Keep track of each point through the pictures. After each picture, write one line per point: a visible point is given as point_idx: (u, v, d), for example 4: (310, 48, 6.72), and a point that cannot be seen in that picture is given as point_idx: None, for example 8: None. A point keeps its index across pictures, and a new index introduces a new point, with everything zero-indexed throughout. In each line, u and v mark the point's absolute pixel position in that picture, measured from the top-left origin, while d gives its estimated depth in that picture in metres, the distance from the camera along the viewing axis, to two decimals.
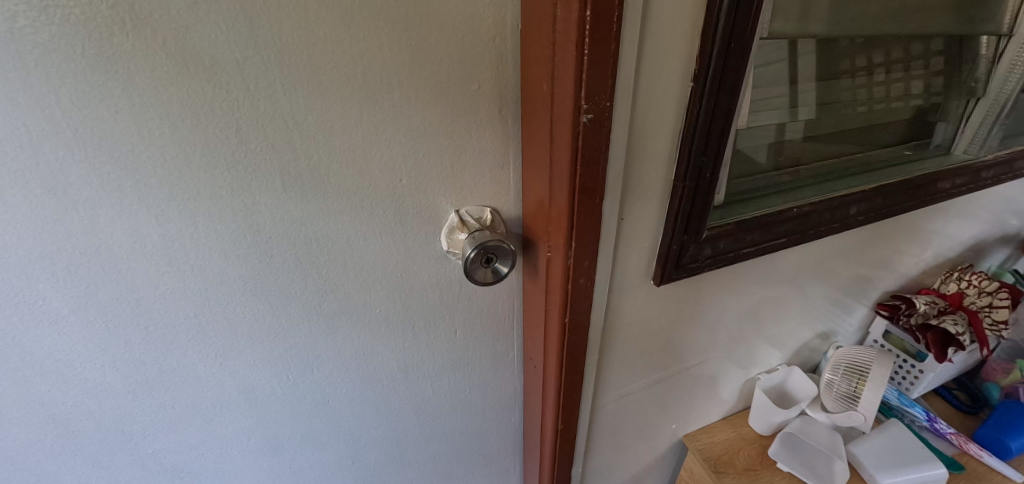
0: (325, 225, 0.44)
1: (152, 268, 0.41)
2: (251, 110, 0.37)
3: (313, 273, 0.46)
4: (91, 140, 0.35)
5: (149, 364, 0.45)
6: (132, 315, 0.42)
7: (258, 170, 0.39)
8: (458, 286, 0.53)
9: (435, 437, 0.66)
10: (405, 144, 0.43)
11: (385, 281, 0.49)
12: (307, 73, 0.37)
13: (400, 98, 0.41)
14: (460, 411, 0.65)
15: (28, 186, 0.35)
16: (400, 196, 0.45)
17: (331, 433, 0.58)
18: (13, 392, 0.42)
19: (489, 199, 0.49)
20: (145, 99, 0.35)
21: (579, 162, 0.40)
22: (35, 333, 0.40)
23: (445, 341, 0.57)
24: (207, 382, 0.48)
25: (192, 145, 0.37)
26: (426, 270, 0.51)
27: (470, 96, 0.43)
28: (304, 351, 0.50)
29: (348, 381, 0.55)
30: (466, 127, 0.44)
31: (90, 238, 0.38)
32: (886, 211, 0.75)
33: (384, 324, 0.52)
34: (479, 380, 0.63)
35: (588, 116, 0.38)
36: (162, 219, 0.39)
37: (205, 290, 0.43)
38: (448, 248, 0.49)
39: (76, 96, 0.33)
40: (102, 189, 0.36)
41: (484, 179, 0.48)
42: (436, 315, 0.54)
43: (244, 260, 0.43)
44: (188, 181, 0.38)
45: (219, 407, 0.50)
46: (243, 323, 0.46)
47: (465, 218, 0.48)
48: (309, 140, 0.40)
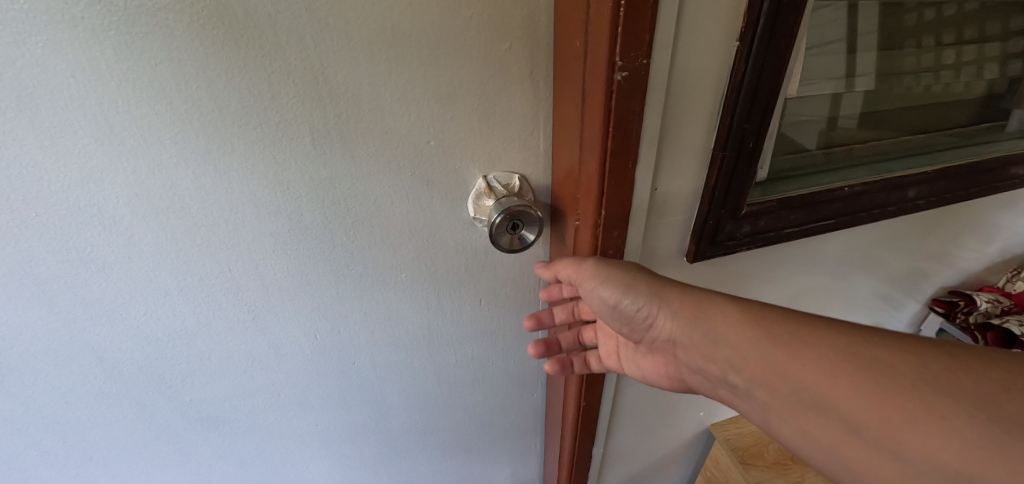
0: (355, 186, 0.44)
1: (189, 221, 0.42)
2: (283, 63, 0.37)
3: (341, 235, 0.46)
4: (134, 92, 0.36)
5: (187, 315, 0.47)
6: (172, 266, 0.44)
7: (290, 126, 0.40)
8: (483, 256, 0.53)
9: (458, 406, 0.66)
10: (434, 107, 0.43)
11: (411, 246, 0.49)
12: (338, 28, 0.37)
13: (432, 57, 0.40)
14: (483, 382, 0.65)
15: (76, 135, 0.36)
16: (428, 159, 0.45)
17: (358, 395, 0.59)
18: (65, 333, 0.45)
19: (517, 165, 0.48)
20: (183, 52, 0.35)
21: (611, 123, 0.38)
22: (85, 278, 0.42)
23: (470, 310, 0.57)
24: (239, 337, 0.50)
25: (227, 99, 0.38)
26: (452, 236, 0.50)
27: (501, 56, 0.42)
28: (332, 312, 0.51)
29: (374, 344, 0.56)
30: (496, 89, 0.43)
31: (132, 188, 0.39)
32: (949, 197, 0.69)
33: (410, 290, 0.53)
34: (502, 352, 0.63)
35: (622, 74, 0.36)
36: (198, 173, 0.40)
37: (239, 245, 0.44)
38: (474, 214, 0.49)
39: (120, 47, 0.34)
40: (143, 141, 0.38)
41: (511, 145, 0.47)
42: (461, 283, 0.54)
43: (275, 218, 0.44)
44: (223, 136, 0.39)
45: (252, 362, 0.52)
46: (274, 280, 0.47)
47: (493, 185, 0.47)
48: (338, 98, 0.40)
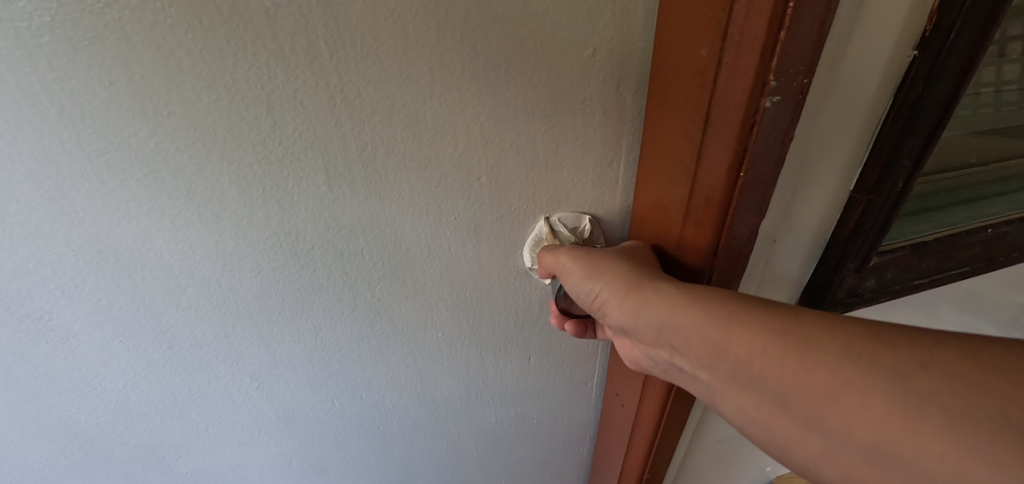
0: (383, 233, 0.34)
1: (171, 281, 0.33)
2: (285, 80, 0.27)
3: (364, 291, 0.37)
4: (83, 123, 0.26)
5: (176, 386, 0.38)
6: (153, 334, 0.35)
7: (297, 162, 0.30)
8: (536, 309, 0.43)
9: (496, 464, 0.57)
10: (489, 135, 0.32)
11: (450, 300, 0.39)
12: (362, 31, 0.26)
13: (488, 67, 0.29)
14: (526, 440, 0.56)
15: (14, 180, 0.27)
16: (476, 199, 0.34)
17: (384, 459, 0.51)
18: (28, 411, 0.36)
19: (587, 202, 0.37)
20: (146, 67, 0.25)
21: (741, 166, 0.28)
22: (46, 350, 0.34)
23: (518, 367, 0.47)
24: (241, 407, 0.41)
25: (210, 129, 0.27)
26: (501, 288, 0.40)
27: (580, 64, 0.31)
28: (353, 376, 0.42)
29: (403, 408, 0.46)
30: (568, 109, 0.32)
31: (94, 244, 0.30)
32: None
33: (447, 349, 0.43)
34: (551, 409, 0.53)
35: (773, 98, 0.25)
36: (179, 223, 0.30)
37: (236, 306, 0.35)
38: (531, 264, 0.39)
39: (57, 61, 0.24)
40: (103, 185, 0.28)
41: (582, 178, 0.36)
42: (509, 339, 0.44)
43: (282, 275, 0.34)
44: (209, 177, 0.29)
45: (257, 431, 0.43)
46: (282, 344, 0.38)
47: (557, 228, 0.37)
48: (363, 124, 0.29)
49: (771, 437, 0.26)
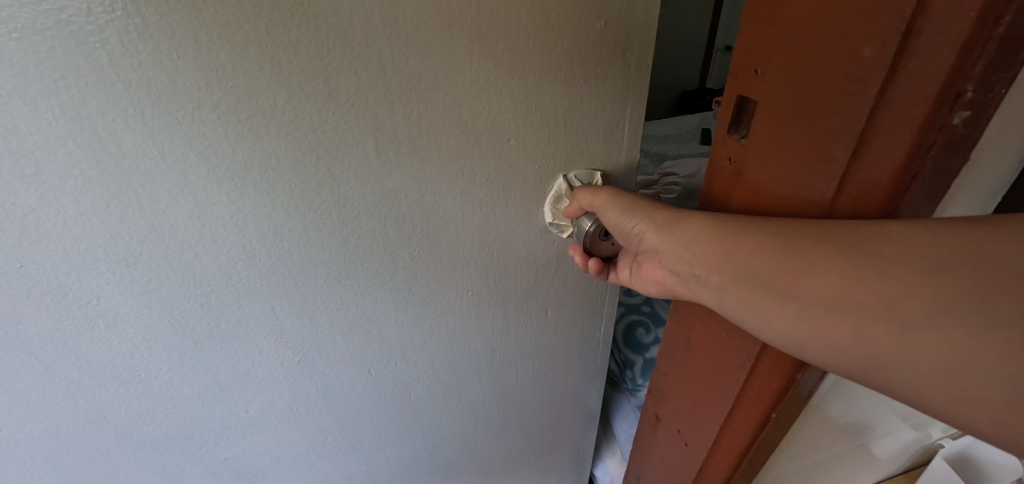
0: (423, 197, 0.37)
1: (223, 256, 0.34)
2: (343, 51, 0.29)
3: (403, 255, 0.39)
4: (148, 97, 0.27)
5: (220, 367, 0.39)
6: (201, 312, 0.35)
7: (350, 130, 0.32)
8: (554, 263, 0.47)
9: (514, 424, 0.61)
10: (518, 100, 0.35)
11: (479, 261, 0.43)
12: (413, 4, 0.29)
13: (520, 37, 0.33)
14: (541, 397, 0.60)
15: (72, 158, 0.27)
16: (505, 161, 0.38)
17: (412, 427, 0.53)
18: (67, 405, 0.36)
19: (599, 160, 0.42)
20: (214, 40, 0.26)
21: (915, 169, 0.29)
22: (91, 337, 0.33)
23: (535, 323, 0.51)
24: (283, 384, 0.42)
25: (270, 101, 0.29)
26: (524, 245, 0.44)
27: (595, 34, 0.35)
28: (389, 343, 0.44)
29: (432, 373, 0.49)
30: (584, 75, 0.37)
31: (149, 222, 0.31)
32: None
33: (475, 310, 0.46)
34: (564, 364, 0.57)
35: (964, 111, 0.27)
36: (235, 195, 0.32)
37: (284, 278, 0.36)
38: (551, 219, 0.43)
39: (127, 35, 0.25)
40: (163, 159, 0.29)
41: (595, 139, 0.40)
42: (528, 296, 0.48)
43: (329, 243, 0.36)
44: (266, 146, 0.31)
45: (296, 408, 0.44)
46: (325, 315, 0.40)
47: (574, 184, 0.41)
48: (409, 93, 0.32)
49: (762, 317, 0.34)
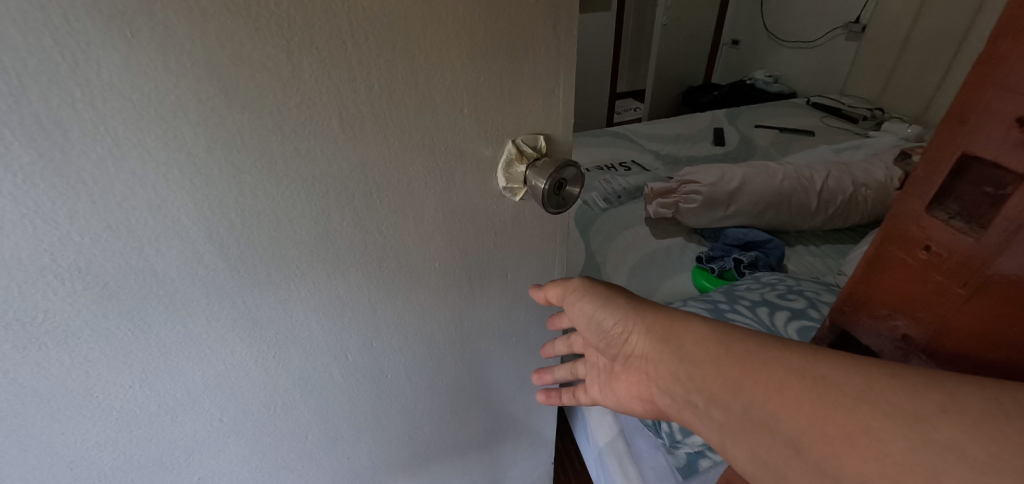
0: (389, 169, 0.38)
1: (188, 251, 0.32)
2: (305, 27, 0.29)
3: (373, 231, 0.40)
4: (97, 79, 0.25)
5: (190, 375, 0.38)
6: (164, 315, 0.34)
7: (315, 107, 0.32)
8: (509, 227, 0.49)
9: (484, 395, 0.63)
10: (468, 72, 0.38)
11: (443, 230, 0.45)
12: None
13: (467, 12, 0.35)
14: (506, 365, 0.62)
15: (8, 153, 0.25)
16: (461, 131, 0.40)
17: (390, 410, 0.54)
18: (17, 439, 0.34)
19: (544, 125, 0.45)
20: (170, 16, 0.25)
21: None
22: (38, 361, 0.31)
23: (498, 289, 0.54)
24: (258, 383, 0.42)
25: (232, 79, 0.29)
26: (483, 210, 0.46)
27: (530, 10, 0.38)
28: (363, 325, 0.45)
29: (405, 351, 0.50)
30: (524, 46, 0.39)
31: (103, 218, 0.29)
32: (846, 200, 1.18)
33: (442, 280, 0.48)
34: (528, 330, 0.61)
35: None
36: (198, 182, 0.31)
37: (254, 267, 0.36)
38: (505, 184, 0.46)
39: (73, 13, 0.23)
40: (118, 146, 0.27)
41: (537, 106, 0.43)
42: (490, 262, 0.51)
43: (300, 225, 0.36)
44: (230, 127, 0.30)
45: (275, 406, 0.45)
46: (300, 301, 0.40)
47: (522, 148, 0.44)
48: (370, 67, 0.33)
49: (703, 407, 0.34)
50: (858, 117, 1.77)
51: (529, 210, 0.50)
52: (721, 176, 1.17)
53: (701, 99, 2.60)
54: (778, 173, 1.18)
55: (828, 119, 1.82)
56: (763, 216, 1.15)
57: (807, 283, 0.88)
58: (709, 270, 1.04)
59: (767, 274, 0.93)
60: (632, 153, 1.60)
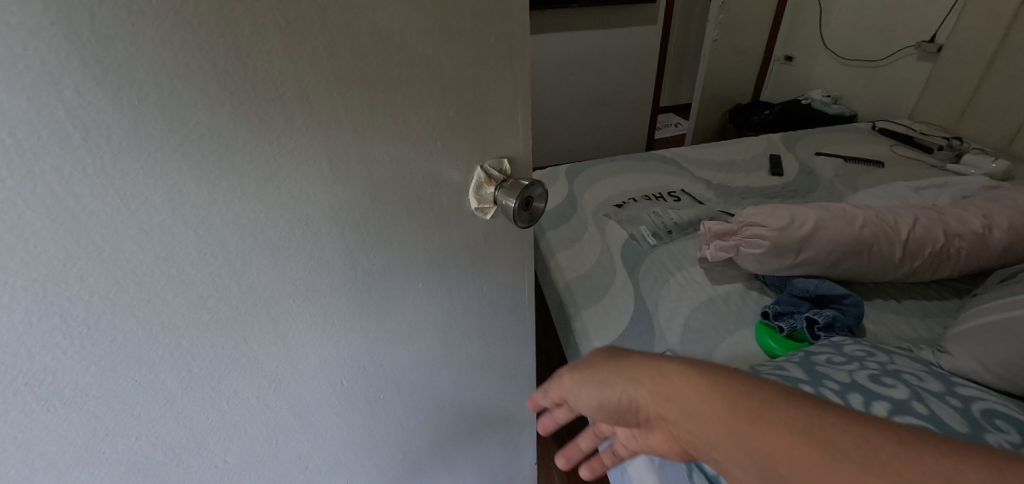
0: (374, 204, 0.41)
1: (192, 296, 0.35)
2: (296, 80, 0.32)
3: (362, 260, 0.43)
4: (107, 144, 0.28)
5: (195, 417, 0.41)
6: (172, 362, 0.37)
7: (306, 150, 0.35)
8: (483, 242, 0.51)
9: (473, 406, 0.65)
10: (440, 107, 0.40)
11: (426, 253, 0.47)
12: (347, 31, 0.33)
13: (438, 55, 0.37)
14: (491, 374, 0.64)
15: (21, 222, 0.27)
16: (439, 161, 0.42)
17: (384, 430, 0.57)
18: None
19: (511, 148, 0.46)
20: (176, 81, 0.28)
21: None
22: (48, 420, 0.33)
23: (477, 301, 0.55)
24: (259, 416, 0.45)
25: (232, 132, 0.31)
26: (460, 230, 0.48)
27: (492, 46, 0.39)
28: (356, 351, 0.48)
29: (395, 369, 0.53)
30: (491, 78, 0.41)
31: (112, 274, 0.31)
32: (936, 251, 1.19)
33: (428, 300, 0.50)
34: (508, 335, 0.62)
35: None
36: (202, 232, 0.33)
37: (252, 305, 0.38)
38: (477, 205, 0.47)
39: (88, 85, 0.26)
40: (126, 205, 0.30)
41: (502, 131, 0.45)
42: (469, 276, 0.52)
43: (295, 260, 0.39)
44: (231, 177, 0.33)
45: (276, 439, 0.48)
46: (298, 332, 0.42)
47: (490, 173, 0.46)
48: (354, 111, 0.36)
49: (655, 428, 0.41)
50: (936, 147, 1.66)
51: (499, 224, 0.51)
52: (791, 218, 1.17)
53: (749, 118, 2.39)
54: (857, 220, 1.19)
55: (900, 148, 1.73)
56: (838, 264, 1.16)
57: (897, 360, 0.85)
58: (776, 328, 1.08)
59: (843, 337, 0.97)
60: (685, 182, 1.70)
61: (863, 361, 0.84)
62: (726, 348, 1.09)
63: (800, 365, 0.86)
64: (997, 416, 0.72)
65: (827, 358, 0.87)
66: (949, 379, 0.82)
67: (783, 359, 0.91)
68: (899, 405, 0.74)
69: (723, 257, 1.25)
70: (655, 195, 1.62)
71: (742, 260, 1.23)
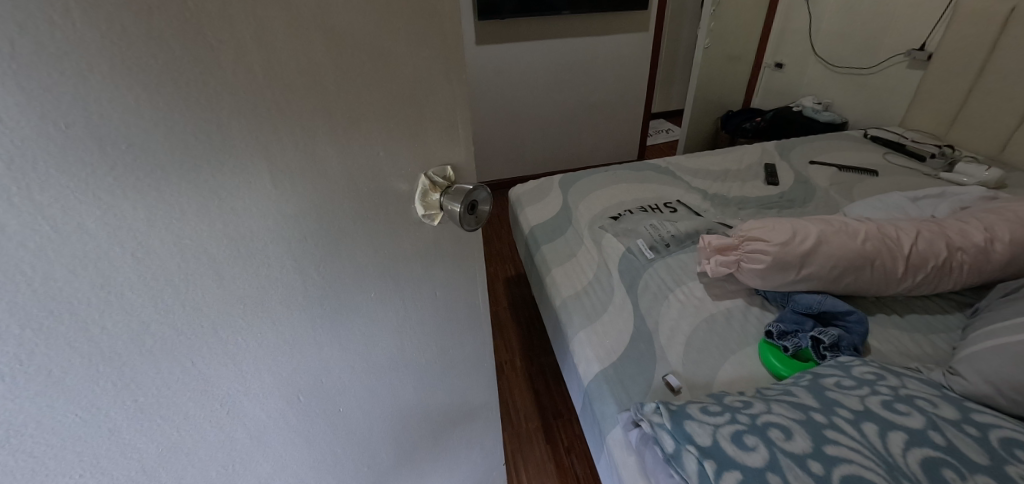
0: (320, 216, 0.41)
1: (134, 320, 0.35)
2: (231, 100, 0.33)
3: (311, 273, 0.43)
4: (37, 172, 0.28)
5: (146, 444, 0.40)
6: (115, 390, 0.36)
7: (244, 169, 0.36)
8: (433, 248, 0.52)
9: (432, 411, 0.66)
10: (379, 122, 0.42)
11: (375, 264, 0.47)
12: (279, 51, 0.34)
13: (371, 73, 0.39)
14: (448, 376, 0.65)
15: None
16: (382, 171, 0.44)
17: (345, 442, 0.57)
18: None
19: (451, 156, 0.48)
20: (106, 107, 0.29)
21: None
22: None
23: (430, 305, 0.56)
24: (213, 439, 0.44)
25: (169, 154, 0.32)
26: (408, 239, 0.49)
27: (424, 63, 0.42)
28: (311, 365, 0.48)
29: (352, 381, 0.53)
30: (426, 92, 0.43)
31: (45, 303, 0.30)
32: (939, 265, 1.19)
33: (382, 309, 0.51)
34: (461, 338, 0.63)
35: None
36: (141, 256, 0.33)
37: (197, 327, 0.38)
38: (424, 212, 0.49)
39: (13, 112, 0.26)
40: (56, 233, 0.29)
41: (444, 142, 0.47)
42: (423, 280, 0.53)
43: (240, 277, 0.39)
44: (168, 199, 0.33)
45: (232, 464, 0.47)
46: (248, 350, 0.43)
47: (436, 180, 0.48)
48: (290, 127, 0.37)
49: None
50: (929, 155, 1.66)
51: (449, 231, 0.53)
52: (793, 233, 1.17)
53: (741, 125, 2.39)
54: (859, 233, 1.19)
55: (894, 157, 1.72)
56: (840, 281, 1.16)
57: (909, 385, 0.87)
58: (781, 348, 1.08)
59: (849, 358, 0.97)
60: (681, 193, 1.69)
61: (875, 386, 0.86)
62: (729, 370, 1.07)
63: (811, 391, 0.86)
64: (1015, 445, 0.74)
65: (838, 382, 0.88)
66: (962, 403, 0.83)
67: (792, 384, 0.91)
68: (915, 435, 0.76)
69: (725, 271, 1.23)
70: (651, 205, 1.62)
71: (743, 275, 1.23)
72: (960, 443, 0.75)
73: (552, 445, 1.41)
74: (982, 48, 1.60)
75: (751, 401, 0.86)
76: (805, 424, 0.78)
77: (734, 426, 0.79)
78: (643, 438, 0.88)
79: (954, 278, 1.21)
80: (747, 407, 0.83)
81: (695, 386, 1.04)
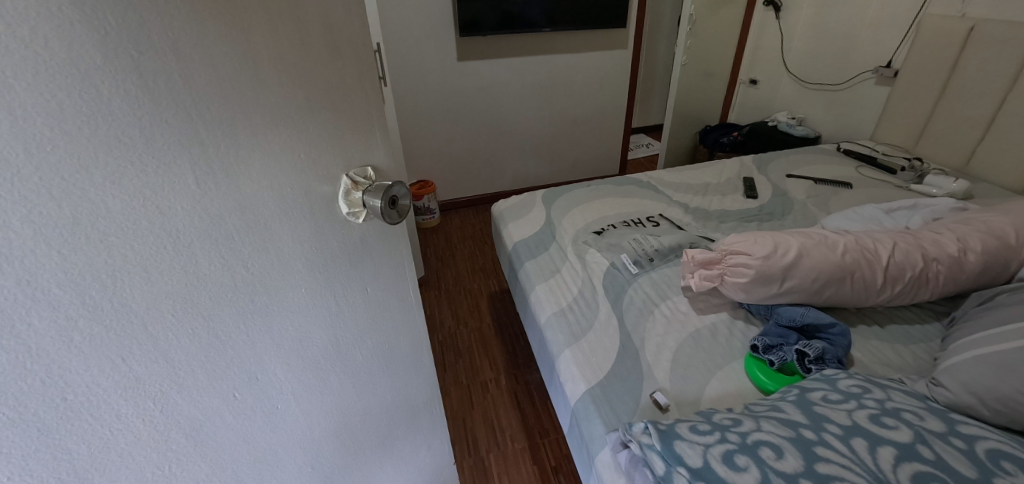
0: (246, 215, 0.41)
1: (59, 316, 0.32)
2: (153, 106, 0.33)
3: (240, 271, 0.43)
4: None
5: (77, 448, 0.36)
6: (42, 389, 0.33)
7: (170, 169, 0.35)
8: (362, 243, 0.54)
9: (374, 409, 0.66)
10: (300, 127, 0.44)
11: (305, 260, 0.48)
12: (201, 58, 0.35)
13: (290, 78, 0.42)
14: (387, 370, 0.66)
15: None
16: (304, 171, 0.45)
17: (287, 443, 0.54)
18: None
19: (370, 158, 0.52)
20: (29, 111, 0.28)
21: None
22: None
23: (361, 303, 0.57)
24: (148, 443, 0.41)
25: (90, 154, 0.31)
26: (335, 237, 0.51)
27: (336, 72, 0.46)
28: (246, 364, 0.46)
29: (290, 379, 0.52)
30: (341, 99, 0.47)
31: None
32: (916, 276, 1.20)
33: (312, 308, 0.51)
34: (394, 331, 0.65)
35: None
36: (68, 258, 0.32)
37: (130, 324, 0.36)
38: (347, 211, 0.51)
39: None
40: None
41: (362, 144, 0.51)
42: (354, 276, 0.55)
43: (173, 277, 0.38)
44: (91, 199, 0.32)
45: (170, 469, 0.43)
46: (181, 350, 0.40)
47: (356, 180, 0.51)
48: (213, 130, 0.37)
49: None
50: (899, 168, 1.70)
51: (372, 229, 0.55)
52: (774, 246, 1.17)
53: (718, 139, 2.44)
54: (839, 246, 1.20)
55: (867, 170, 1.76)
56: (821, 292, 1.17)
57: (894, 398, 0.87)
58: (767, 362, 1.07)
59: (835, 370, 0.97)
60: (662, 207, 1.70)
61: (861, 399, 0.85)
62: (715, 385, 1.07)
63: (800, 406, 0.86)
64: (1004, 457, 0.74)
65: (825, 397, 0.88)
66: (947, 415, 0.84)
67: (780, 399, 0.91)
68: (905, 450, 0.75)
69: (709, 285, 1.23)
70: (633, 219, 1.63)
71: (727, 289, 1.23)
72: (948, 456, 0.75)
73: (538, 466, 1.38)
74: (943, 67, 1.67)
75: (741, 418, 0.84)
76: (796, 441, 0.77)
77: (724, 446, 0.77)
78: (633, 460, 0.87)
79: (931, 288, 1.22)
80: (736, 425, 0.82)
81: (683, 403, 1.03)
